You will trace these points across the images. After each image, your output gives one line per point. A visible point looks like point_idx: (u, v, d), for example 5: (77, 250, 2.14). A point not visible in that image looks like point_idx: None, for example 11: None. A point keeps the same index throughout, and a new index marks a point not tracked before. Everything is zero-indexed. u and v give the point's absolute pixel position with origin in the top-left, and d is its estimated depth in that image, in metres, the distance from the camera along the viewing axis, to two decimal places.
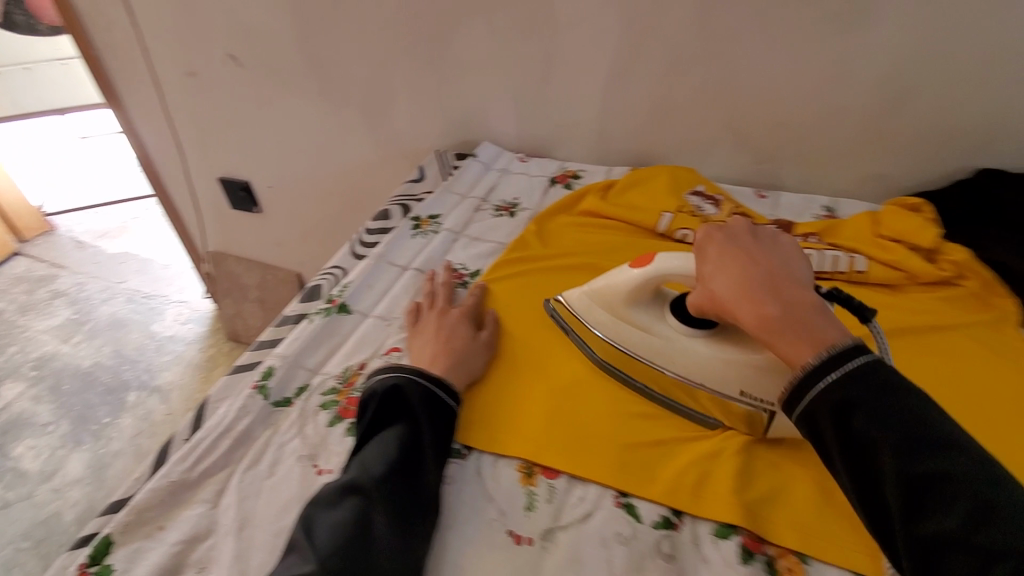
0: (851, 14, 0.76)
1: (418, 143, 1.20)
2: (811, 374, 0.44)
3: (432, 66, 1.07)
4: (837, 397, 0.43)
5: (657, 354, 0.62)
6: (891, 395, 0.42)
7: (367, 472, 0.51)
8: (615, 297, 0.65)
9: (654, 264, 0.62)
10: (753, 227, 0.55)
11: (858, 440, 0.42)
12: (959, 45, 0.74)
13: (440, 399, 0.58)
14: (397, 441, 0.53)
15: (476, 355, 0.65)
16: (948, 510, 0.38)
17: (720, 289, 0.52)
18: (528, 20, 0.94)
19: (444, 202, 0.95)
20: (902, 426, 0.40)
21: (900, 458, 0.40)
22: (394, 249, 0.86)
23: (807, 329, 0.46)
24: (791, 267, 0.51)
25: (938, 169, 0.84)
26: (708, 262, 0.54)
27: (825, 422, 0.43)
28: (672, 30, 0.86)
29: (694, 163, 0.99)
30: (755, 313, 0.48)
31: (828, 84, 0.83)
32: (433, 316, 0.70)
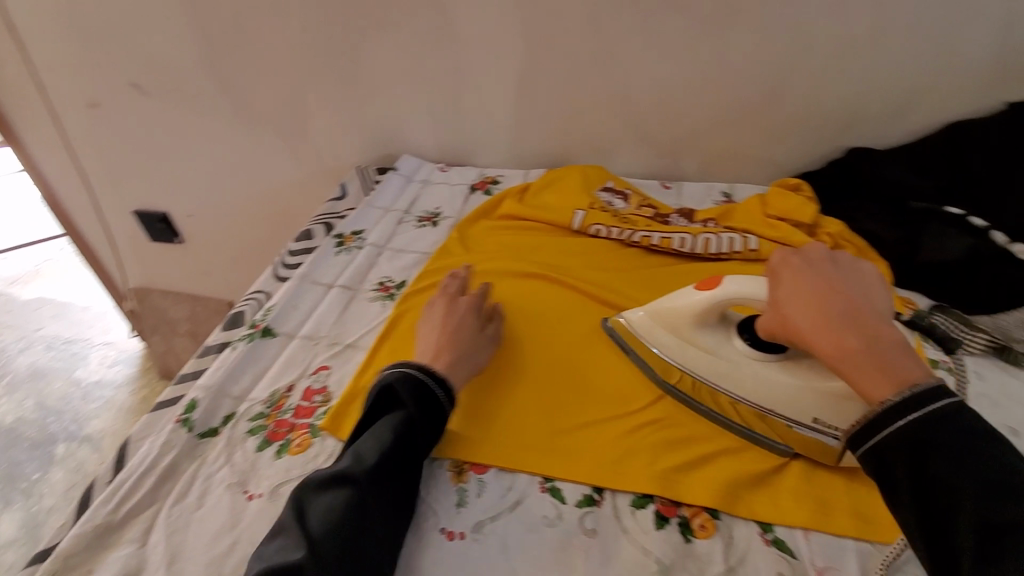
0: (724, 15, 0.83)
1: (338, 161, 1.20)
2: (888, 412, 0.43)
3: (344, 83, 1.07)
4: (915, 434, 0.41)
5: (722, 377, 0.60)
6: (975, 440, 0.41)
7: (360, 464, 0.51)
8: (678, 319, 0.63)
9: (721, 288, 0.59)
10: (832, 253, 0.53)
11: (932, 483, 0.40)
12: (819, 38, 0.82)
13: (432, 394, 0.58)
14: (392, 433, 0.54)
15: (480, 350, 0.65)
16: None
17: (795, 316, 0.50)
18: (432, 33, 0.96)
19: (367, 217, 0.95)
20: (982, 474, 0.39)
21: (977, 500, 0.38)
22: (318, 268, 0.84)
23: (891, 364, 0.44)
24: (875, 300, 0.50)
25: (818, 150, 0.93)
26: (784, 286, 0.52)
27: (903, 464, 0.42)
28: (569, 36, 0.91)
29: (606, 160, 1.04)
30: (838, 346, 0.47)
31: (714, 80, 0.90)
32: (442, 305, 0.68)
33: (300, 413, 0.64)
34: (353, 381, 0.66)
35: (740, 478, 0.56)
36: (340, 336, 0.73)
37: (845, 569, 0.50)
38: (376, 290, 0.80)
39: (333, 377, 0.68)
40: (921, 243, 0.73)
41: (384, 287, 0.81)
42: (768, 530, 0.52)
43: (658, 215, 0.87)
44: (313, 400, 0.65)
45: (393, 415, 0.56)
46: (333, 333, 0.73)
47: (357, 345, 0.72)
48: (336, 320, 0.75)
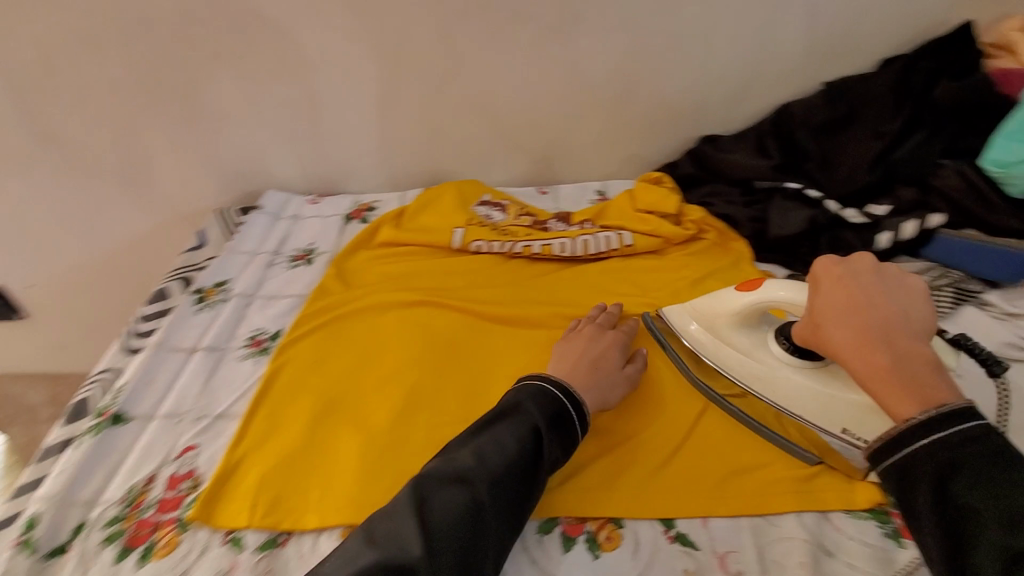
0: (568, 22, 0.85)
1: (195, 206, 1.08)
2: (911, 429, 0.42)
3: (186, 121, 0.97)
4: (940, 455, 0.40)
5: (756, 380, 0.60)
6: (1007, 465, 0.39)
7: (484, 467, 0.49)
8: (717, 317, 0.63)
9: (762, 289, 0.59)
10: (879, 263, 0.52)
11: (955, 505, 0.39)
12: (657, 37, 0.87)
13: (568, 415, 0.55)
14: (518, 444, 0.51)
15: (615, 386, 0.61)
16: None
17: (831, 330, 0.50)
18: (277, 60, 0.90)
19: (231, 264, 0.86)
20: (1014, 499, 0.37)
21: (1001, 522, 0.37)
22: (175, 333, 0.75)
23: (915, 381, 0.44)
24: (916, 314, 0.48)
25: (677, 141, 0.98)
26: (821, 294, 0.52)
27: (927, 484, 0.40)
28: (422, 52, 0.88)
29: (483, 173, 1.03)
30: (867, 362, 0.46)
31: (571, 84, 0.92)
32: (588, 330, 0.66)
33: (165, 507, 0.56)
34: (225, 456, 0.59)
35: (639, 478, 0.56)
36: (208, 407, 0.65)
37: (743, 550, 0.51)
38: (246, 346, 0.73)
39: (202, 457, 0.61)
40: (769, 218, 0.79)
41: (255, 341, 0.73)
42: (671, 526, 0.53)
43: (536, 223, 0.88)
44: (179, 488, 0.58)
45: (519, 422, 0.53)
46: (200, 405, 0.66)
47: (229, 414, 0.65)
48: (202, 389, 0.67)
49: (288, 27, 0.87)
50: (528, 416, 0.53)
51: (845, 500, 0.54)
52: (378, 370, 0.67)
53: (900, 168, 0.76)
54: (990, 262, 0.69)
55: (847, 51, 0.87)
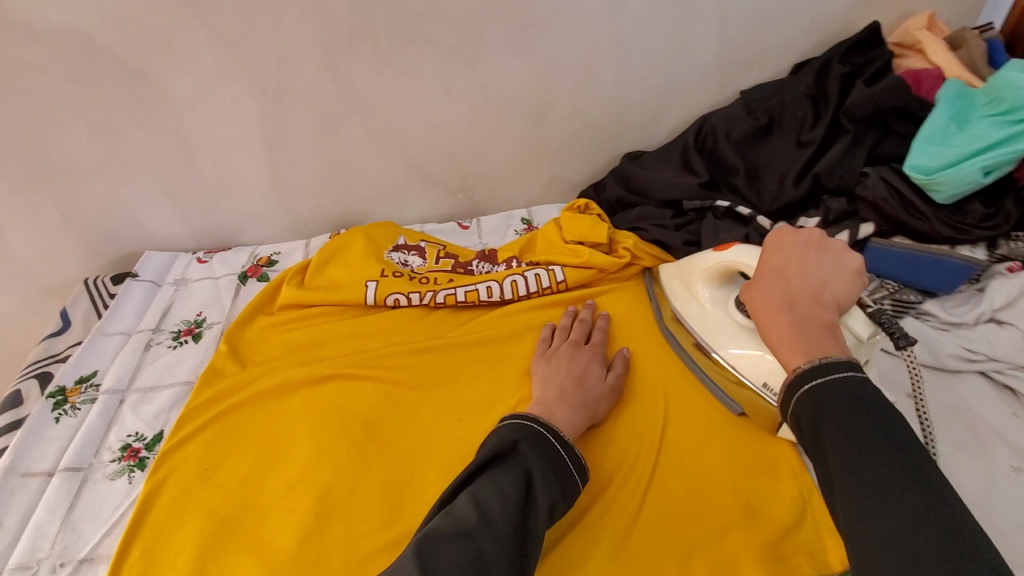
0: (470, 44, 0.77)
1: (58, 278, 0.92)
2: (797, 380, 0.42)
3: (28, 184, 0.81)
4: (816, 402, 0.40)
5: (708, 332, 0.63)
6: (872, 410, 0.38)
7: (486, 515, 0.43)
8: (692, 276, 0.66)
9: (729, 252, 0.61)
10: (826, 239, 0.50)
11: (819, 444, 0.39)
12: (569, 55, 0.81)
13: (563, 462, 0.50)
14: (517, 490, 0.45)
15: (603, 398, 0.60)
16: (888, 511, 0.34)
17: (752, 292, 0.50)
18: (135, 106, 0.76)
19: (100, 353, 0.72)
20: (871, 438, 0.37)
21: (852, 457, 0.37)
22: (25, 454, 0.61)
23: (811, 337, 0.44)
24: (836, 290, 0.47)
25: (600, 161, 0.93)
26: (760, 262, 0.52)
27: (806, 428, 0.41)
28: (310, 87, 0.78)
29: (397, 210, 0.93)
30: (770, 318, 0.47)
31: (482, 110, 0.84)
32: (566, 344, 0.66)
33: None
34: None
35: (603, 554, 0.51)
36: (69, 549, 0.53)
37: None
38: (119, 460, 0.60)
39: None
40: (702, 238, 0.76)
41: (130, 452, 0.61)
42: None
43: (459, 266, 0.80)
44: None
45: (514, 466, 0.48)
46: (59, 549, 0.53)
47: (97, 556, 0.53)
48: (61, 526, 0.55)
49: (142, 68, 0.73)
50: (522, 460, 0.48)
51: (815, 565, 0.50)
52: (281, 474, 0.57)
53: (826, 179, 0.73)
54: (926, 271, 0.68)
55: (760, 58, 0.85)
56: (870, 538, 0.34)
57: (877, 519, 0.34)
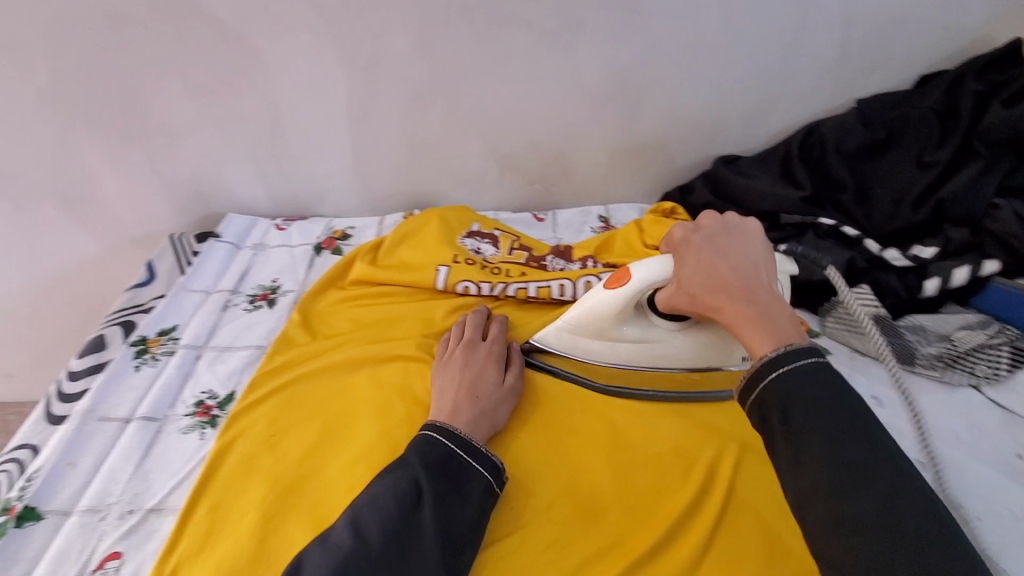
0: (567, 29, 0.74)
1: (147, 230, 0.96)
2: (763, 367, 0.41)
3: (129, 137, 0.84)
4: (787, 386, 0.39)
5: (656, 358, 0.61)
6: (842, 397, 0.38)
7: (365, 533, 0.45)
8: (602, 323, 0.60)
9: (629, 281, 0.56)
10: (725, 220, 0.51)
11: (797, 430, 0.38)
12: (668, 49, 0.76)
13: (457, 462, 0.51)
14: (394, 498, 0.47)
15: (502, 402, 0.58)
16: (871, 494, 0.35)
17: (697, 287, 0.48)
18: (232, 69, 0.78)
19: (180, 309, 0.75)
20: (840, 423, 0.37)
21: (834, 445, 0.37)
22: (106, 398, 0.63)
23: (774, 327, 0.43)
24: (766, 269, 0.48)
25: (688, 162, 0.88)
26: (686, 260, 0.50)
27: (775, 411, 0.39)
28: (401, 63, 0.77)
29: (471, 195, 0.92)
30: (734, 313, 0.45)
31: (568, 98, 0.81)
32: (459, 349, 0.63)
33: None
34: (157, 567, 0.48)
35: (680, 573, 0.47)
36: (138, 497, 0.54)
37: None
38: (192, 415, 0.62)
39: (128, 569, 0.49)
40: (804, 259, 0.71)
41: (203, 408, 0.62)
42: None
43: (532, 259, 0.77)
44: None
45: (400, 475, 0.49)
46: (129, 496, 0.54)
47: (164, 508, 0.53)
48: (133, 473, 0.56)
49: (242, 32, 0.74)
50: (408, 469, 0.49)
51: None
52: (344, 450, 0.57)
53: (949, 206, 0.68)
54: None
55: (881, 65, 0.78)
56: (849, 526, 0.35)
57: (861, 504, 0.35)
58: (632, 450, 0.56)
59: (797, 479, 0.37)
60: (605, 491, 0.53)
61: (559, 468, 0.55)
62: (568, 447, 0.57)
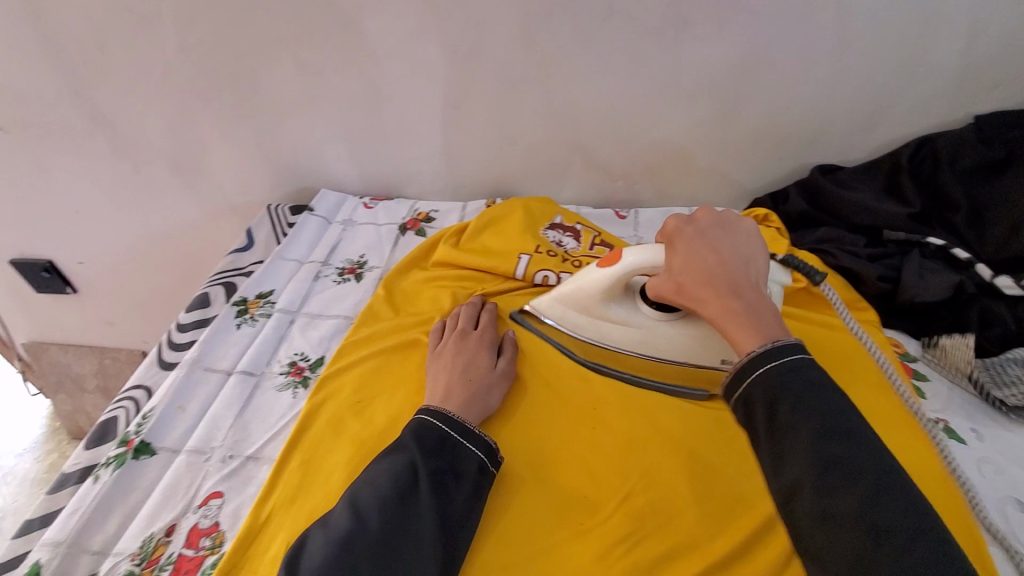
0: (671, 26, 0.73)
1: (247, 199, 1.02)
2: (755, 358, 0.42)
3: (241, 110, 0.90)
4: (771, 381, 0.40)
5: (639, 343, 0.65)
6: (824, 391, 0.39)
7: (363, 517, 0.46)
8: (588, 300, 0.66)
9: (621, 262, 0.61)
10: (719, 217, 0.56)
11: (781, 425, 0.39)
12: (774, 50, 0.74)
13: (451, 445, 0.52)
14: (391, 481, 0.49)
15: (494, 387, 0.60)
16: (856, 488, 0.35)
17: (685, 280, 0.52)
18: (339, 52, 0.81)
19: (277, 275, 0.79)
20: (825, 415, 0.38)
21: (820, 439, 0.37)
22: (211, 351, 0.68)
23: (760, 322, 0.45)
24: (755, 266, 0.52)
25: (781, 169, 0.86)
26: (677, 253, 0.54)
27: (759, 406, 0.40)
28: (500, 52, 0.78)
29: (553, 187, 0.93)
30: (719, 305, 0.48)
31: (663, 95, 0.80)
32: (452, 338, 0.65)
33: (182, 569, 0.48)
34: (253, 511, 0.52)
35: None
36: (238, 444, 0.58)
37: None
38: (286, 374, 0.66)
39: (228, 508, 0.53)
40: (904, 278, 0.69)
41: (295, 369, 0.67)
42: None
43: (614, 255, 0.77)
44: (200, 547, 0.50)
45: (398, 458, 0.50)
46: (230, 442, 0.58)
47: (261, 456, 0.57)
48: (233, 422, 0.60)
49: (353, 16, 0.78)
50: (406, 452, 0.51)
51: None
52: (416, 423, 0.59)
53: None
54: None
55: (1008, 79, 0.73)
56: (837, 520, 0.35)
57: (845, 497, 0.35)
58: (717, 455, 0.56)
59: (781, 476, 0.37)
60: (608, 490, 0.53)
61: (559, 464, 0.56)
62: (569, 444, 0.58)
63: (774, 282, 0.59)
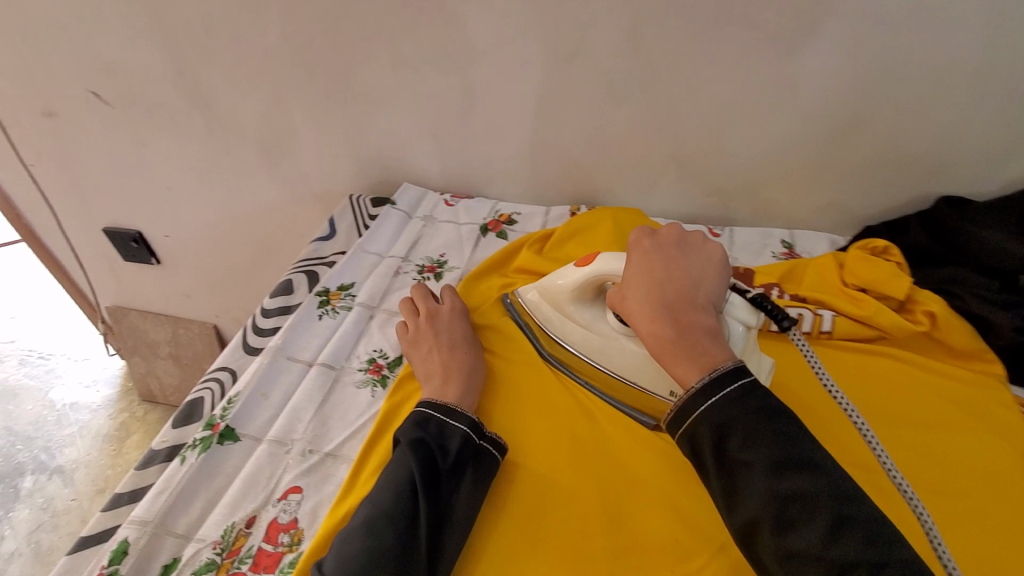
0: (798, 38, 0.68)
1: (329, 186, 1.03)
2: (692, 399, 0.44)
3: (334, 99, 0.90)
4: (715, 419, 0.42)
5: (596, 350, 0.64)
6: (775, 420, 0.41)
7: (378, 507, 0.47)
8: (560, 295, 0.65)
9: (595, 264, 0.61)
10: (681, 236, 0.55)
11: (733, 464, 0.41)
12: (911, 69, 0.68)
13: (444, 425, 0.53)
14: (402, 469, 0.49)
15: (475, 361, 0.62)
16: (811, 524, 0.38)
17: (629, 296, 0.52)
18: (440, 47, 0.80)
19: (358, 267, 0.79)
20: (775, 447, 0.40)
21: (772, 477, 0.39)
22: (294, 340, 0.68)
23: (702, 357, 0.46)
24: (708, 290, 0.51)
25: (896, 198, 0.79)
26: (629, 269, 0.54)
27: (706, 445, 0.42)
28: (606, 55, 0.74)
29: (640, 198, 0.89)
30: (653, 327, 0.48)
31: (776, 111, 0.74)
32: (421, 321, 0.66)
33: (261, 564, 0.48)
34: (329, 514, 0.50)
35: None
36: (318, 439, 0.57)
37: None
38: (365, 370, 0.65)
39: (307, 505, 0.52)
40: None
41: (374, 366, 0.66)
42: None
43: None
44: (279, 543, 0.49)
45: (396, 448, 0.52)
46: (310, 436, 0.58)
47: (340, 455, 0.57)
48: (314, 415, 0.60)
49: (458, 10, 0.76)
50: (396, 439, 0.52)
51: None
52: (519, 430, 0.58)
53: None
54: None
55: None
56: (799, 556, 0.38)
57: (800, 533, 0.38)
58: None
59: (739, 515, 0.40)
60: (670, 523, 0.50)
61: (597, 477, 0.54)
62: (638, 464, 0.55)
63: (735, 322, 0.57)
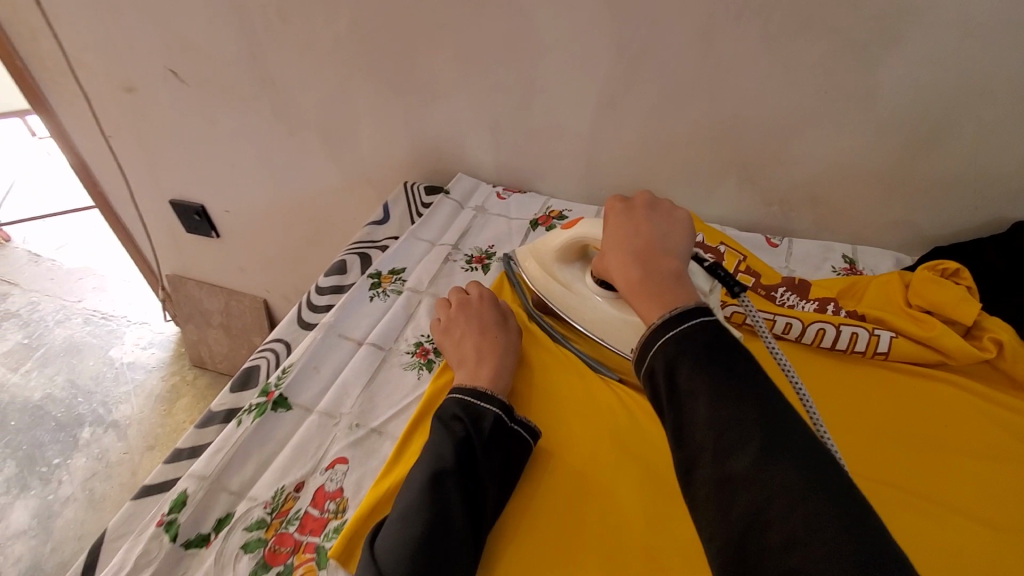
0: (878, 47, 0.65)
1: (385, 173, 1.06)
2: (653, 334, 0.44)
3: (397, 89, 0.92)
4: (667, 351, 0.42)
5: (570, 307, 0.67)
6: (723, 355, 0.40)
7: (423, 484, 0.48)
8: (546, 254, 0.70)
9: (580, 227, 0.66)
10: (652, 198, 0.57)
11: (680, 392, 0.40)
12: (999, 84, 0.64)
13: (479, 407, 0.54)
14: (451, 450, 0.49)
15: (508, 349, 0.63)
16: (746, 449, 0.36)
17: (608, 255, 0.55)
18: (504, 41, 0.80)
19: (409, 252, 0.81)
20: (721, 375, 0.39)
21: (714, 401, 0.38)
22: (346, 318, 0.70)
23: (666, 297, 0.47)
24: (674, 242, 0.53)
25: (970, 218, 0.75)
26: (607, 230, 0.57)
27: (659, 376, 0.42)
28: (672, 56, 0.73)
29: (695, 202, 0.88)
30: (625, 275, 0.51)
31: (846, 120, 0.72)
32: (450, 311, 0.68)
33: (307, 527, 0.50)
34: (374, 488, 0.52)
35: None
36: (365, 414, 0.60)
37: None
38: (412, 353, 0.67)
39: (352, 477, 0.54)
40: None
41: (421, 350, 0.67)
42: None
43: (761, 287, 0.71)
44: (325, 509, 0.52)
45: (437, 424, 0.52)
46: (357, 411, 0.60)
47: (385, 432, 0.58)
48: (362, 393, 0.62)
49: (526, 6, 0.76)
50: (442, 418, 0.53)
51: None
52: (560, 426, 0.58)
53: None
54: None
55: None
56: (733, 483, 0.36)
57: (738, 458, 0.36)
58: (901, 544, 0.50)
59: (684, 447, 0.39)
60: None
61: (631, 477, 0.54)
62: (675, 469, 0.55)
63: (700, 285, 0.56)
